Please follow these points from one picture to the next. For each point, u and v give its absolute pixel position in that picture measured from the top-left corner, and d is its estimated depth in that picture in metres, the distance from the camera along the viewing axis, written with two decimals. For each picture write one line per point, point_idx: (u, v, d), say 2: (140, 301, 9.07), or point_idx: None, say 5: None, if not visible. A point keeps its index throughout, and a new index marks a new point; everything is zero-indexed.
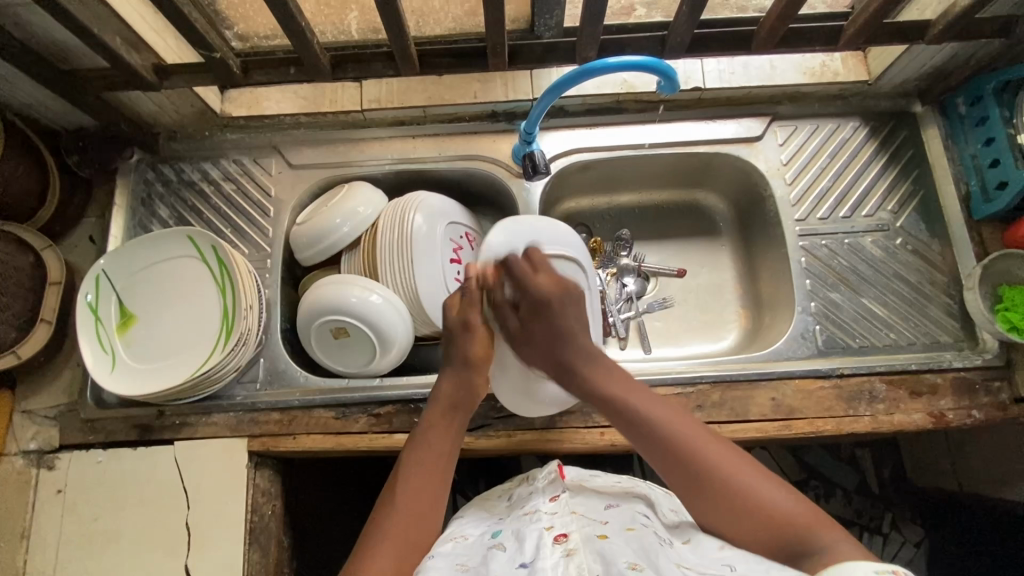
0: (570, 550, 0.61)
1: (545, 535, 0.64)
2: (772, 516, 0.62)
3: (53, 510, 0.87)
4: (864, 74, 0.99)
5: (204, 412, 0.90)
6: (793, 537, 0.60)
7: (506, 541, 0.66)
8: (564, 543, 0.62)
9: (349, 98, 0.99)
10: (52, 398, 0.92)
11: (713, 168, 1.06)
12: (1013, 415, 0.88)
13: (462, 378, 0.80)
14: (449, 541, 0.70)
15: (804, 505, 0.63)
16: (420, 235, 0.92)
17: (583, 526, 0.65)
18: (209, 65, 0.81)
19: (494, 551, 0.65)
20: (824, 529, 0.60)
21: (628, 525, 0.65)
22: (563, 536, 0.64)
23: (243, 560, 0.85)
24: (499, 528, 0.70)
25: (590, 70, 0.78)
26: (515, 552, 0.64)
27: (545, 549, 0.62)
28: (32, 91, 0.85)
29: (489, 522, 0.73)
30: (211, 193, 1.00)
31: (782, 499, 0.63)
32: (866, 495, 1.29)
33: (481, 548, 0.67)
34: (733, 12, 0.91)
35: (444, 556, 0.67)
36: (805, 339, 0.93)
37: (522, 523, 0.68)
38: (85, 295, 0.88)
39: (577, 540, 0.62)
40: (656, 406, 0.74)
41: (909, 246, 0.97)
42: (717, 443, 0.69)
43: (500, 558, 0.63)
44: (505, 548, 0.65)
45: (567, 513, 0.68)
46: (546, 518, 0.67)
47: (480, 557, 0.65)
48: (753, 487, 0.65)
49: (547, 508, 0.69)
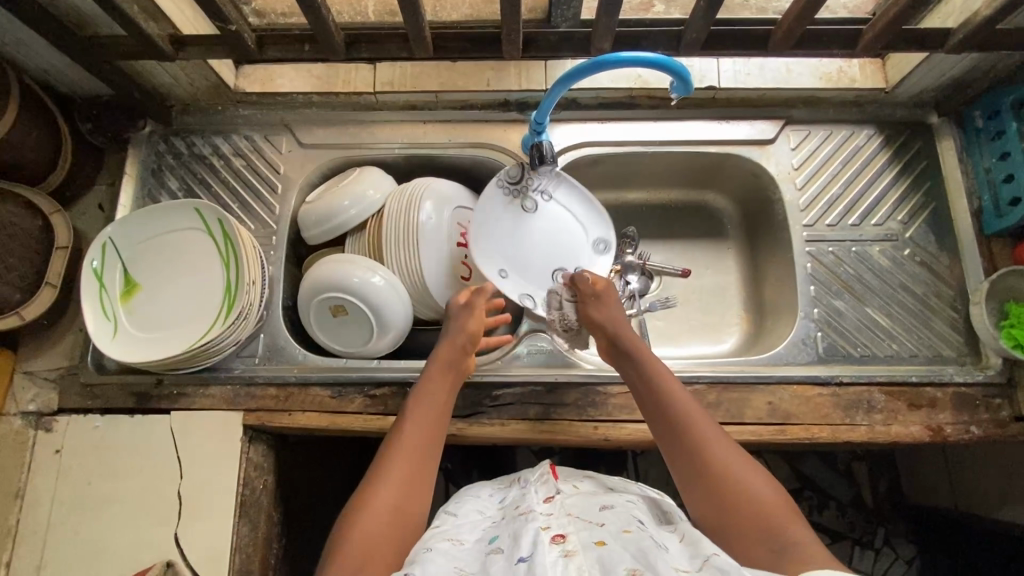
0: (568, 551, 0.60)
1: (542, 535, 0.63)
2: (751, 505, 0.63)
3: (48, 471, 0.88)
4: (881, 81, 0.97)
5: (202, 384, 0.91)
6: (763, 523, 0.61)
7: (504, 544, 0.64)
8: (562, 544, 0.61)
9: (362, 80, 0.99)
10: (54, 361, 0.93)
11: (724, 170, 1.05)
12: (1013, 433, 0.87)
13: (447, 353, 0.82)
14: (446, 541, 0.67)
15: (779, 494, 0.64)
16: (427, 218, 0.93)
17: (580, 529, 0.64)
18: (224, 38, 0.81)
19: (492, 556, 0.63)
20: (789, 518, 0.61)
21: (625, 527, 0.64)
22: (560, 537, 0.63)
23: (233, 532, 0.86)
24: (496, 534, 0.68)
25: (602, 62, 0.77)
26: (512, 551, 0.62)
27: (543, 545, 0.61)
28: (49, 56, 0.86)
29: (484, 528, 0.71)
30: (221, 167, 1.00)
31: (757, 482, 0.65)
32: (861, 508, 1.28)
33: (478, 555, 0.64)
34: (753, 12, 0.90)
35: (442, 553, 0.63)
36: (806, 345, 0.93)
37: (518, 523, 0.67)
38: (91, 260, 0.88)
39: (575, 542, 0.61)
40: (674, 394, 0.74)
41: (918, 258, 0.96)
42: (717, 434, 0.70)
43: (499, 560, 0.61)
44: (503, 552, 0.63)
45: (563, 515, 0.68)
46: (541, 519, 0.67)
47: (479, 559, 0.63)
48: (737, 473, 0.66)
49: (543, 509, 0.69)
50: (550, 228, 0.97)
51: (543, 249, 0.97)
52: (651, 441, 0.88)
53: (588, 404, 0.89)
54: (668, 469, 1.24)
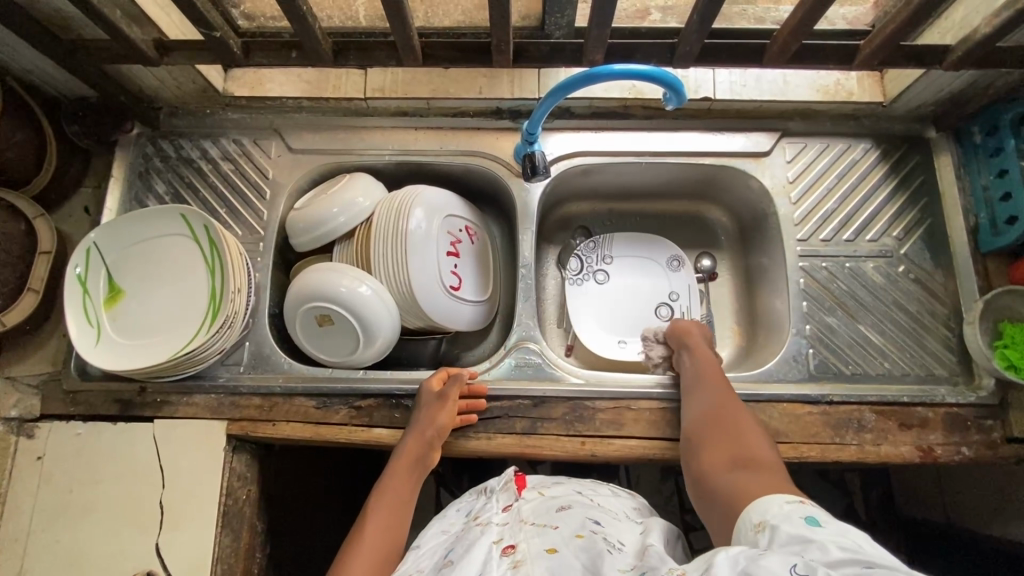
0: (517, 562, 0.60)
1: (494, 548, 0.63)
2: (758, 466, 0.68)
3: (29, 477, 0.87)
4: (880, 94, 0.96)
5: (186, 392, 0.90)
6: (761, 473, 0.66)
7: (455, 556, 0.64)
8: (512, 555, 0.61)
9: (353, 86, 0.97)
10: (37, 366, 0.92)
11: (718, 182, 1.04)
12: (1004, 455, 0.86)
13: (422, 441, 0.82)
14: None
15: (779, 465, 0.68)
16: (416, 229, 0.91)
17: (531, 537, 0.64)
18: (210, 45, 0.80)
19: (443, 570, 0.62)
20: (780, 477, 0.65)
21: (578, 531, 0.63)
22: (511, 548, 0.63)
23: (214, 543, 0.85)
24: (452, 547, 0.67)
25: (594, 75, 0.76)
26: (461, 564, 0.61)
27: (493, 561, 0.61)
28: (32, 57, 0.85)
29: (444, 545, 0.70)
30: (209, 172, 0.99)
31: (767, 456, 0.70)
32: (852, 520, 1.27)
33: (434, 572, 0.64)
34: (749, 22, 0.88)
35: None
36: (797, 362, 0.92)
37: (472, 536, 0.66)
38: (75, 267, 0.87)
39: (524, 552, 0.61)
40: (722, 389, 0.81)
41: (912, 275, 0.95)
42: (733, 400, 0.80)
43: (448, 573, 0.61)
44: (453, 565, 0.62)
45: (518, 523, 0.67)
46: (495, 530, 0.66)
47: None
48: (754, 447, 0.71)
49: (499, 519, 0.69)
50: (624, 289, 1.06)
51: (631, 311, 1.05)
52: (637, 457, 0.87)
53: (575, 419, 0.88)
54: (658, 478, 1.23)
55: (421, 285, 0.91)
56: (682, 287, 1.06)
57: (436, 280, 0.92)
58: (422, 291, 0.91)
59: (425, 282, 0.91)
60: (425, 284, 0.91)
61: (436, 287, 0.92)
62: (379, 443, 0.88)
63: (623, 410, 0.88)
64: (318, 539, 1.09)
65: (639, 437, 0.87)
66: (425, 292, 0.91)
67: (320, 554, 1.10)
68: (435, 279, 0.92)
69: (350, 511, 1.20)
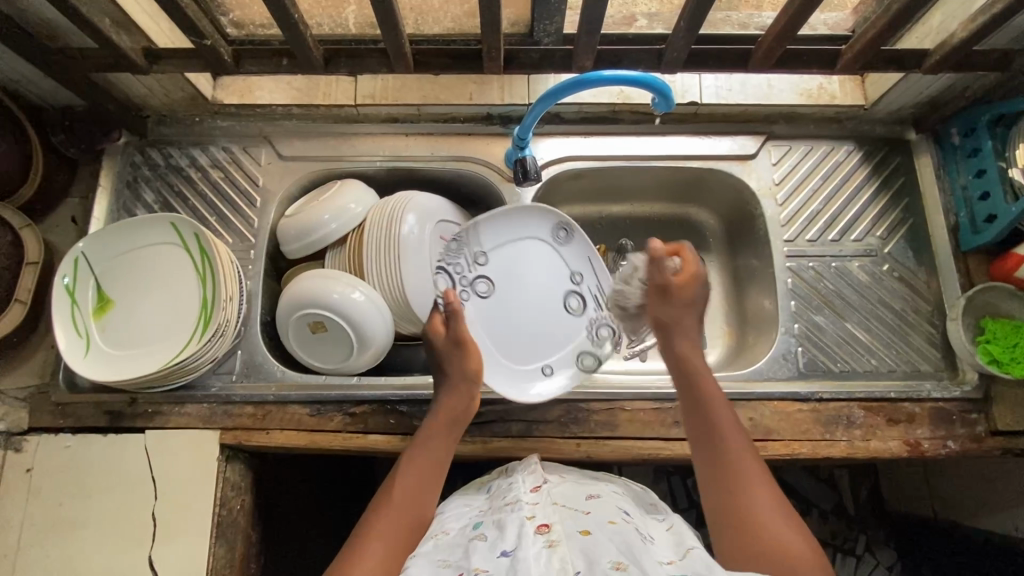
0: (552, 541, 0.58)
1: (527, 525, 0.62)
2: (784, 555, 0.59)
3: (17, 492, 0.86)
4: (861, 98, 0.98)
5: (178, 402, 0.89)
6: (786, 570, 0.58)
7: (488, 532, 0.63)
8: (547, 534, 0.60)
9: (343, 93, 0.98)
10: (24, 379, 0.91)
11: (706, 184, 1.05)
12: (989, 448, 0.88)
13: (459, 393, 0.80)
14: (431, 538, 0.67)
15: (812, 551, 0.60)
16: (409, 235, 0.92)
17: (565, 519, 0.63)
18: (200, 52, 0.80)
19: (475, 543, 0.62)
20: None
21: (611, 518, 0.63)
22: (545, 527, 0.61)
23: (209, 553, 0.84)
24: (481, 521, 0.67)
25: (585, 80, 0.77)
26: (496, 541, 0.61)
27: (527, 536, 0.59)
28: (17, 66, 0.84)
29: (471, 514, 0.70)
30: (198, 180, 0.98)
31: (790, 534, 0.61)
32: (842, 516, 1.28)
33: (462, 542, 0.64)
34: (734, 28, 0.89)
35: (425, 556, 0.63)
36: (786, 361, 0.93)
37: (503, 514, 0.65)
38: (63, 277, 0.86)
39: (559, 532, 0.60)
40: (722, 416, 0.71)
41: (896, 273, 0.97)
42: (759, 468, 0.67)
43: (482, 548, 0.60)
44: (486, 540, 0.62)
45: (549, 505, 0.67)
46: (527, 509, 0.65)
47: (461, 550, 0.62)
48: (771, 521, 0.62)
49: (529, 499, 0.68)
50: (527, 308, 0.91)
51: (536, 330, 0.91)
52: (632, 458, 0.88)
53: (570, 421, 0.89)
54: (651, 478, 1.24)
55: (415, 292, 0.91)
56: (581, 263, 0.93)
57: (428, 285, 0.92)
58: (415, 298, 0.91)
59: (417, 289, 0.91)
60: (418, 291, 0.91)
61: (429, 293, 0.92)
62: (374, 449, 0.87)
63: (617, 412, 0.89)
64: (312, 547, 1.09)
65: (633, 437, 0.88)
66: (418, 298, 0.91)
67: (313, 564, 1.09)
68: (428, 284, 0.92)
69: (343, 519, 1.19)
